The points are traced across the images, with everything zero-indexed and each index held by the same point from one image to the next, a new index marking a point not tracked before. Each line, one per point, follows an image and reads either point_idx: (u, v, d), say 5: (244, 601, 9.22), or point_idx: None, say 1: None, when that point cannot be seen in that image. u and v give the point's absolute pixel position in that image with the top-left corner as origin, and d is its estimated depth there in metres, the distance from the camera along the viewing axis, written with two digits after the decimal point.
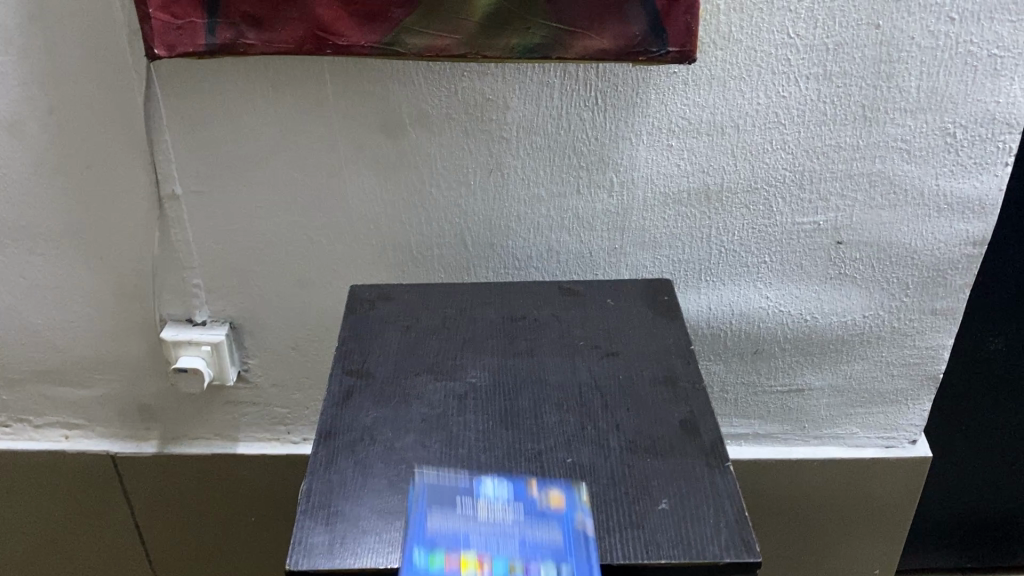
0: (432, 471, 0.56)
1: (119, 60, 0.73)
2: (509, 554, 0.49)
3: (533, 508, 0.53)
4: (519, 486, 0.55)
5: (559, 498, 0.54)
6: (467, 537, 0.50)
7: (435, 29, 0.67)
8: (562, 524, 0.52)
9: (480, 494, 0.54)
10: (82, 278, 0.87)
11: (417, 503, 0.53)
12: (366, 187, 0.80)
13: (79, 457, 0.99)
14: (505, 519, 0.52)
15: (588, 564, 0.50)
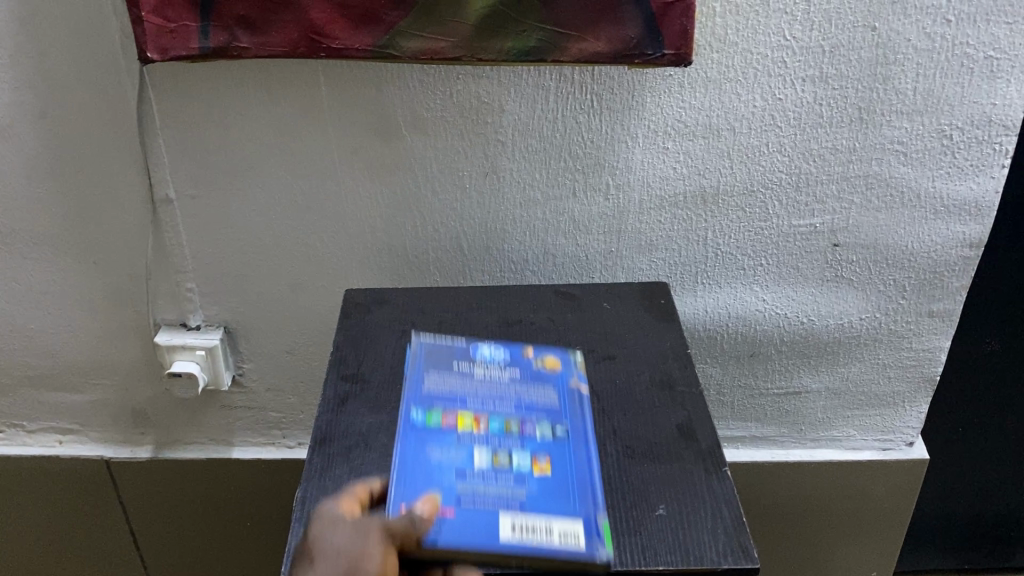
0: (429, 338, 0.66)
1: (112, 64, 0.72)
2: (504, 411, 0.59)
3: (526, 373, 0.63)
4: (515, 351, 0.66)
5: (553, 362, 0.65)
6: (464, 398, 0.60)
7: (429, 32, 0.66)
8: (555, 384, 0.63)
9: (477, 356, 0.64)
10: (75, 283, 0.86)
11: (417, 364, 0.63)
12: (361, 191, 0.80)
13: (73, 462, 0.98)
14: (503, 377, 0.62)
15: (580, 416, 0.60)
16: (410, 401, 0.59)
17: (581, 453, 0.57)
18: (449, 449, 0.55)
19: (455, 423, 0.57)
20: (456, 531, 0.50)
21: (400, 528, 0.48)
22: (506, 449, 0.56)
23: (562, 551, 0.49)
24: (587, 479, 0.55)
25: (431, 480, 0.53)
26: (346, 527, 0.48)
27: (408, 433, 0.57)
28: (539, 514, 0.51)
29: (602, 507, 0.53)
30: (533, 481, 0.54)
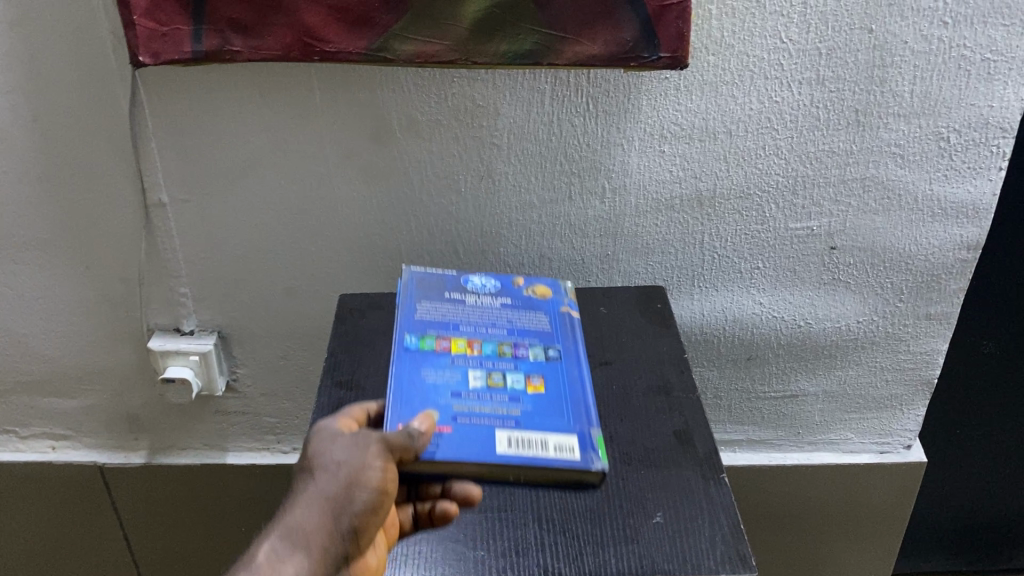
0: (420, 269, 0.69)
1: (103, 68, 0.72)
2: (495, 336, 0.63)
3: (517, 300, 0.67)
4: (506, 281, 0.69)
5: (544, 289, 0.69)
6: (457, 324, 0.63)
7: (424, 35, 0.66)
8: (546, 310, 0.67)
9: (469, 286, 0.68)
10: (68, 288, 0.86)
11: (410, 293, 0.66)
12: (355, 195, 0.79)
13: (66, 468, 0.97)
14: (494, 306, 0.66)
15: (568, 338, 0.64)
16: (404, 326, 0.62)
17: (571, 372, 0.61)
18: (444, 370, 0.58)
19: (449, 347, 0.61)
20: (456, 445, 0.53)
21: (399, 444, 0.50)
22: (500, 369, 0.59)
23: (559, 462, 0.53)
24: (579, 396, 0.59)
25: (427, 397, 0.56)
26: (345, 441, 0.50)
27: (404, 355, 0.60)
28: (535, 425, 0.55)
29: (595, 421, 0.57)
30: (526, 398, 0.57)
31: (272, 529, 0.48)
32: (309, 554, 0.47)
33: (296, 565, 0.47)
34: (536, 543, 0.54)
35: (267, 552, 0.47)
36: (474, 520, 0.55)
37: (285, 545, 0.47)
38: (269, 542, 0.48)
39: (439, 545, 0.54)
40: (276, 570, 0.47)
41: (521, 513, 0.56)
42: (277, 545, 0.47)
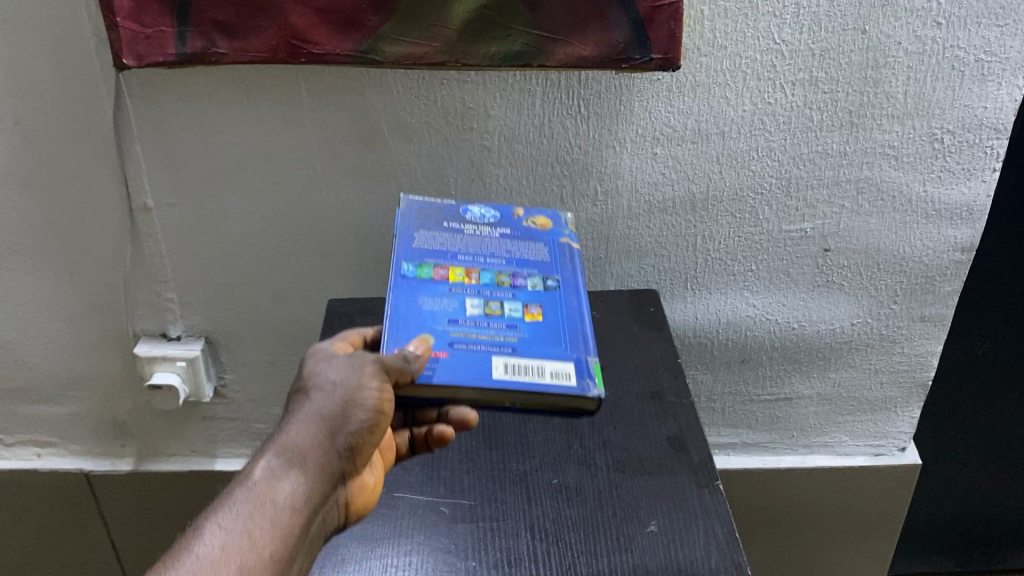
0: (418, 198, 0.65)
1: (87, 70, 0.71)
2: (494, 265, 0.59)
3: (516, 231, 0.63)
4: (505, 211, 0.65)
5: (543, 221, 0.65)
6: (455, 253, 0.59)
7: (412, 36, 0.65)
8: (546, 242, 0.63)
9: (468, 214, 0.64)
10: (52, 293, 0.84)
11: (408, 221, 0.62)
12: (344, 199, 0.79)
13: (51, 476, 0.96)
14: (494, 235, 0.62)
15: (570, 271, 0.61)
16: (401, 253, 0.58)
17: (570, 302, 0.58)
18: (441, 298, 0.55)
19: (447, 275, 0.57)
20: (451, 369, 0.49)
21: (395, 367, 0.47)
22: (498, 298, 0.56)
23: (555, 389, 0.49)
24: (578, 326, 0.55)
25: (423, 325, 0.53)
26: (341, 362, 0.48)
27: (400, 283, 0.56)
28: (532, 354, 0.52)
29: (593, 349, 0.53)
30: (524, 326, 0.54)
31: (265, 448, 0.45)
32: (307, 471, 0.45)
33: (294, 482, 0.44)
34: (528, 554, 0.53)
35: (262, 469, 0.44)
36: (465, 531, 0.55)
37: (282, 463, 0.44)
38: (264, 459, 0.44)
39: (430, 556, 0.53)
40: (273, 488, 0.43)
41: (513, 524, 0.55)
42: (274, 463, 0.44)
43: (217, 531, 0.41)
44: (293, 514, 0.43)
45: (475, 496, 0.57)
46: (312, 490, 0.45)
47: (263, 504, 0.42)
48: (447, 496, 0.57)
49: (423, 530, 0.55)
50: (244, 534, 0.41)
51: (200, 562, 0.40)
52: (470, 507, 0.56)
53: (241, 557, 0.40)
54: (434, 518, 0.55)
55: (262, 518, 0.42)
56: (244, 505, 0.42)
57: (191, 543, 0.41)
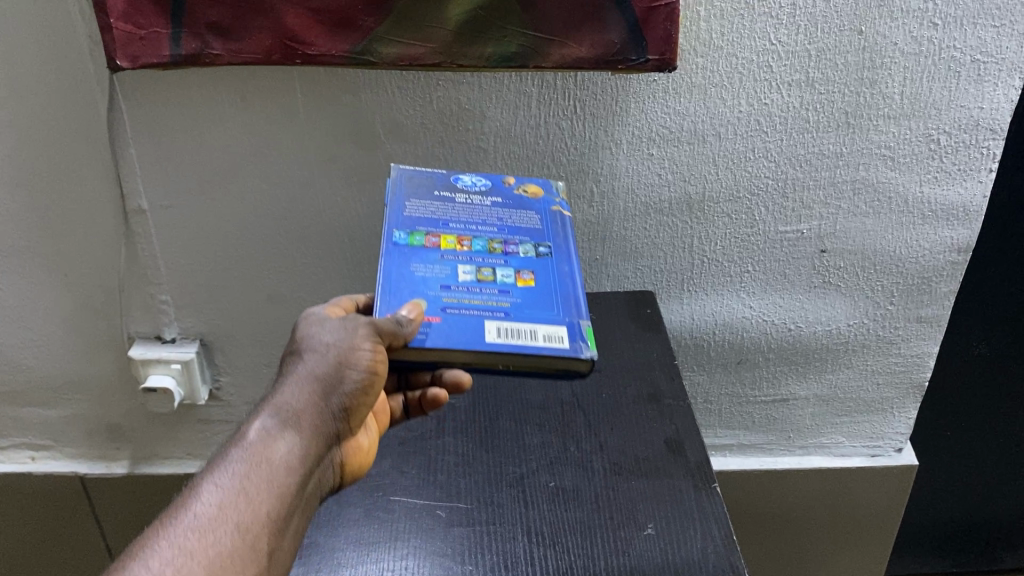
0: (409, 167, 0.64)
1: (80, 72, 0.70)
2: (485, 233, 0.58)
3: (507, 199, 0.62)
4: (496, 181, 0.64)
5: (535, 189, 0.64)
6: (447, 221, 0.58)
7: (407, 37, 0.65)
8: (538, 209, 0.62)
9: (459, 182, 0.63)
10: (46, 296, 0.84)
11: (399, 189, 0.61)
12: (340, 201, 0.78)
13: (45, 479, 0.96)
14: (485, 204, 0.61)
15: (562, 238, 0.60)
16: (392, 222, 0.57)
17: (562, 268, 0.57)
18: (433, 265, 0.54)
19: (439, 243, 0.56)
20: (444, 334, 0.49)
21: (387, 329, 0.48)
22: (490, 265, 0.55)
23: (548, 351, 0.49)
24: (570, 291, 0.55)
25: (416, 291, 0.52)
26: (335, 324, 0.50)
27: (392, 251, 0.55)
28: (524, 319, 0.51)
29: (585, 313, 0.53)
30: (516, 291, 0.54)
31: (259, 409, 0.47)
32: (301, 431, 0.47)
33: (289, 442, 0.46)
34: (525, 557, 0.52)
35: (257, 429, 0.46)
36: (462, 534, 0.54)
37: (276, 424, 0.46)
38: (259, 420, 0.46)
39: (426, 560, 0.52)
40: (269, 447, 0.45)
41: (510, 527, 0.55)
42: (268, 423, 0.46)
43: (214, 490, 0.43)
44: (288, 472, 0.45)
45: (472, 499, 0.57)
46: (306, 449, 0.47)
47: (258, 464, 0.44)
48: (443, 499, 0.57)
49: (420, 534, 0.54)
50: (240, 492, 0.43)
51: (198, 520, 0.41)
52: (466, 510, 0.56)
53: (238, 515, 0.42)
54: (431, 521, 0.55)
55: (258, 477, 0.44)
56: (240, 464, 0.44)
57: (189, 501, 0.42)
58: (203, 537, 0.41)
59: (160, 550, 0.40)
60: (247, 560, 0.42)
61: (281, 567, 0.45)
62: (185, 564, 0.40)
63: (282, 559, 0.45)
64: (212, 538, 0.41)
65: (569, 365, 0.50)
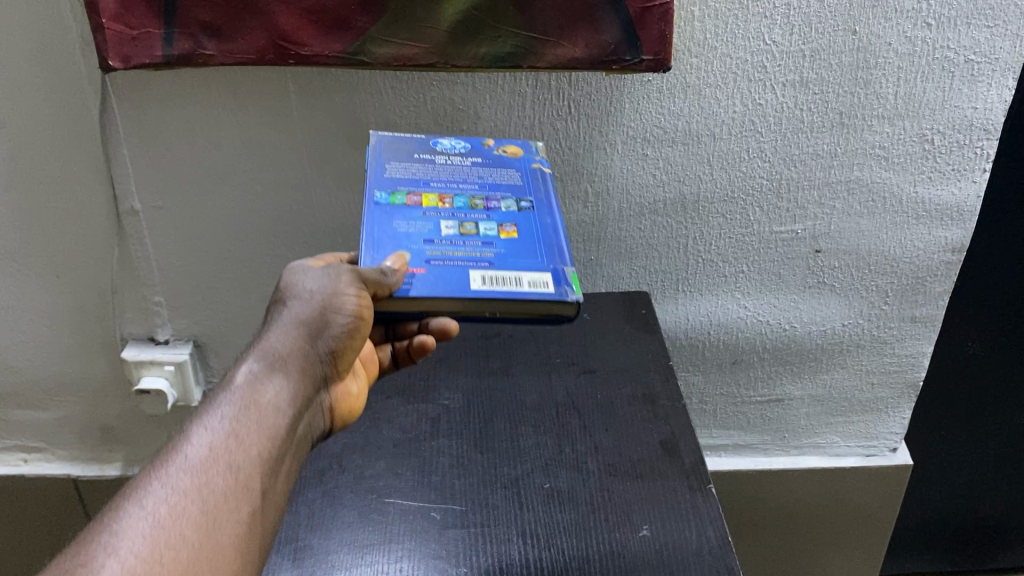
0: (387, 134, 0.64)
1: (72, 72, 0.70)
2: (466, 190, 0.58)
3: (487, 159, 0.62)
4: (475, 142, 0.65)
5: (514, 149, 0.64)
6: (428, 180, 0.58)
7: (401, 37, 0.64)
8: (518, 167, 0.62)
9: (437, 145, 0.63)
10: (39, 298, 0.84)
11: (378, 153, 0.60)
12: (334, 202, 0.78)
13: (38, 481, 0.95)
14: (465, 163, 0.61)
15: (543, 192, 0.60)
16: (373, 183, 0.57)
17: (544, 220, 0.57)
18: (416, 221, 0.54)
19: (421, 201, 0.56)
20: (429, 284, 0.49)
21: (372, 279, 0.48)
22: (472, 219, 0.55)
23: (534, 295, 0.49)
24: (553, 240, 0.55)
25: (399, 244, 0.52)
26: (318, 273, 0.51)
27: (374, 210, 0.55)
28: (508, 267, 0.51)
29: (569, 259, 0.53)
30: (500, 243, 0.53)
31: (247, 356, 0.48)
32: (288, 376, 0.48)
33: (277, 386, 0.47)
34: (520, 559, 0.52)
35: (244, 375, 0.47)
36: (456, 536, 0.54)
37: (263, 369, 0.47)
38: (246, 366, 0.47)
39: (421, 562, 0.52)
40: (257, 391, 0.46)
41: (505, 529, 0.55)
42: (256, 369, 0.47)
43: (203, 433, 0.44)
44: (277, 415, 0.46)
45: (466, 500, 0.57)
46: (294, 393, 0.48)
47: (247, 407, 0.45)
48: (438, 501, 0.57)
49: (414, 536, 0.54)
50: (230, 434, 0.44)
51: (189, 462, 0.42)
52: (461, 512, 0.56)
53: (229, 456, 0.43)
54: (425, 524, 0.55)
55: (247, 419, 0.45)
56: (229, 409, 0.45)
57: (180, 446, 0.43)
58: (196, 477, 0.42)
59: (153, 491, 0.41)
60: (241, 498, 0.42)
61: (277, 507, 0.45)
62: (179, 504, 0.40)
63: (278, 501, 0.46)
64: (205, 478, 0.42)
65: (555, 309, 0.50)
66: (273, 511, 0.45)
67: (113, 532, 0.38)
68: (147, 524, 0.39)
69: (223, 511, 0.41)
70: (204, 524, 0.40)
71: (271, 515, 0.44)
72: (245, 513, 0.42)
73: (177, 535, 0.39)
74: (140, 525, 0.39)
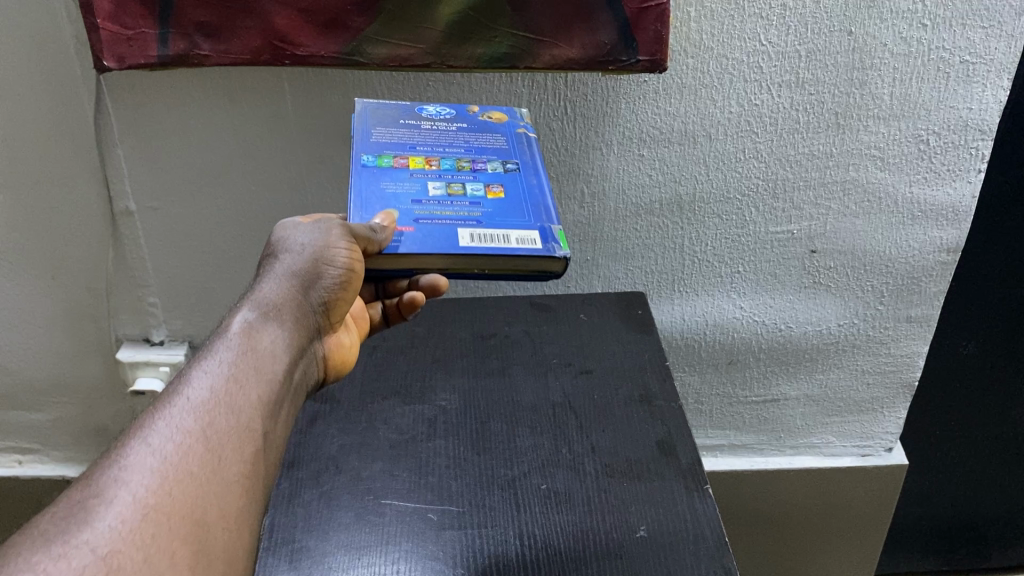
0: (373, 102, 0.64)
1: (67, 72, 0.69)
2: (453, 154, 0.58)
3: (472, 125, 0.63)
4: (461, 109, 0.66)
5: (499, 115, 0.65)
6: (414, 145, 0.59)
7: (398, 38, 0.64)
8: (503, 132, 0.63)
9: (423, 111, 0.64)
10: (33, 299, 0.83)
11: (364, 120, 0.61)
12: (329, 203, 0.78)
13: (32, 483, 0.95)
14: (451, 129, 0.62)
15: (529, 155, 0.60)
16: (359, 147, 0.58)
17: (530, 181, 0.57)
18: (403, 182, 0.54)
19: (408, 163, 0.56)
20: (418, 241, 0.48)
21: (361, 234, 0.47)
22: (459, 181, 0.55)
23: (522, 252, 0.48)
24: (539, 200, 0.55)
25: (387, 203, 0.52)
26: (310, 227, 0.50)
27: (361, 172, 0.55)
28: (496, 226, 0.51)
29: (556, 218, 0.53)
30: (487, 203, 0.53)
31: (240, 306, 0.46)
32: (284, 325, 0.46)
33: (274, 334, 0.45)
34: (517, 561, 0.52)
35: (240, 322, 0.44)
36: (453, 538, 0.54)
37: (260, 317, 0.45)
38: (242, 315, 0.45)
39: (418, 564, 0.52)
40: (255, 338, 0.44)
41: (502, 530, 0.54)
42: (252, 317, 0.45)
43: (204, 375, 0.41)
44: (275, 361, 0.44)
45: (463, 502, 0.57)
46: (291, 342, 0.46)
47: (246, 352, 0.43)
48: (435, 502, 0.57)
49: (411, 537, 0.54)
50: (230, 377, 0.41)
51: (192, 402, 0.39)
52: (458, 514, 0.56)
53: (231, 399, 0.40)
54: (422, 525, 0.55)
55: (246, 364, 0.42)
56: (228, 353, 0.42)
57: (177, 389, 0.40)
58: (199, 417, 0.39)
59: (155, 430, 0.37)
60: (245, 439, 0.39)
61: (278, 453, 0.42)
62: (184, 442, 0.37)
63: (279, 446, 0.43)
64: (208, 419, 0.39)
65: (543, 266, 0.50)
66: (274, 458, 0.42)
67: (117, 469, 0.35)
68: (153, 460, 0.36)
69: (228, 450, 0.38)
70: (210, 462, 0.37)
71: (273, 462, 0.42)
72: (249, 454, 0.39)
73: (185, 471, 0.36)
74: (145, 461, 0.36)
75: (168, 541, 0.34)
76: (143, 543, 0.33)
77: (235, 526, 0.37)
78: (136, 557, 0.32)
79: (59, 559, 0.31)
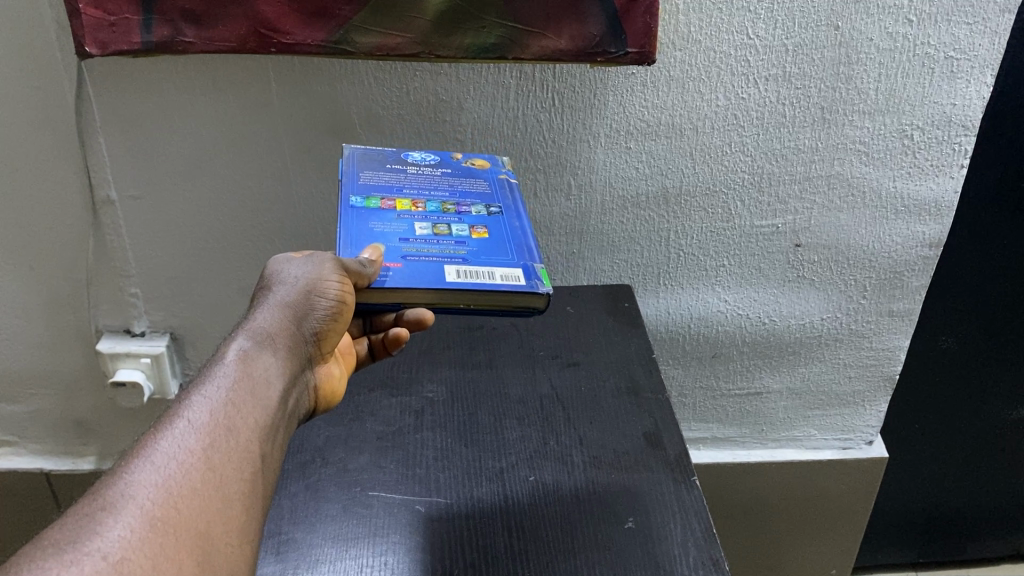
0: (359, 148, 0.65)
1: (46, 58, 0.68)
2: (438, 197, 0.59)
3: (456, 170, 0.64)
4: (445, 156, 0.66)
5: (482, 162, 0.66)
6: (401, 188, 0.59)
7: (385, 27, 0.64)
8: (486, 177, 0.63)
9: (409, 158, 0.65)
10: (11, 290, 0.82)
11: (352, 163, 0.61)
12: (314, 193, 0.77)
13: (9, 475, 0.94)
14: (435, 173, 0.63)
15: (511, 199, 0.61)
16: (348, 189, 0.58)
17: (513, 223, 0.58)
18: (390, 223, 0.55)
19: (395, 205, 0.57)
20: (406, 276, 0.49)
21: (352, 269, 0.48)
22: (444, 222, 0.56)
23: (505, 287, 0.50)
24: (523, 240, 0.56)
25: (375, 240, 0.52)
26: (303, 261, 0.50)
27: (349, 212, 0.55)
28: (480, 264, 0.52)
29: (539, 257, 0.54)
30: (472, 242, 0.54)
31: (235, 334, 0.45)
32: (279, 352, 0.45)
33: (268, 361, 0.44)
34: (505, 553, 0.52)
35: (235, 349, 0.43)
36: (441, 528, 0.53)
37: (254, 345, 0.44)
38: (237, 342, 0.44)
39: (405, 556, 0.51)
40: (250, 365, 0.43)
41: (490, 519, 0.54)
42: (247, 344, 0.44)
43: (202, 400, 0.40)
44: (270, 387, 0.43)
45: (451, 493, 0.56)
46: (285, 369, 0.45)
47: (242, 378, 0.42)
48: (422, 494, 0.56)
49: (399, 530, 0.53)
50: (229, 401, 0.40)
51: (192, 424, 0.38)
52: (445, 505, 0.55)
53: (229, 420, 0.40)
54: (410, 517, 0.54)
55: (243, 389, 0.41)
56: (224, 377, 0.42)
57: (176, 411, 0.39)
58: (201, 436, 0.38)
59: (157, 450, 0.37)
60: (244, 459, 0.39)
61: (274, 473, 0.42)
62: (187, 460, 0.36)
63: (276, 465, 0.42)
64: (210, 439, 0.38)
65: (526, 303, 0.51)
66: (272, 478, 0.41)
67: (122, 485, 0.34)
68: (157, 477, 0.35)
69: (229, 468, 0.38)
70: (212, 479, 0.37)
71: (271, 482, 0.41)
72: (249, 473, 0.39)
73: (188, 487, 0.35)
74: (148, 478, 0.35)
75: (174, 555, 0.33)
76: (151, 554, 0.32)
77: (237, 542, 0.36)
78: (144, 566, 0.32)
79: (69, 566, 0.30)
